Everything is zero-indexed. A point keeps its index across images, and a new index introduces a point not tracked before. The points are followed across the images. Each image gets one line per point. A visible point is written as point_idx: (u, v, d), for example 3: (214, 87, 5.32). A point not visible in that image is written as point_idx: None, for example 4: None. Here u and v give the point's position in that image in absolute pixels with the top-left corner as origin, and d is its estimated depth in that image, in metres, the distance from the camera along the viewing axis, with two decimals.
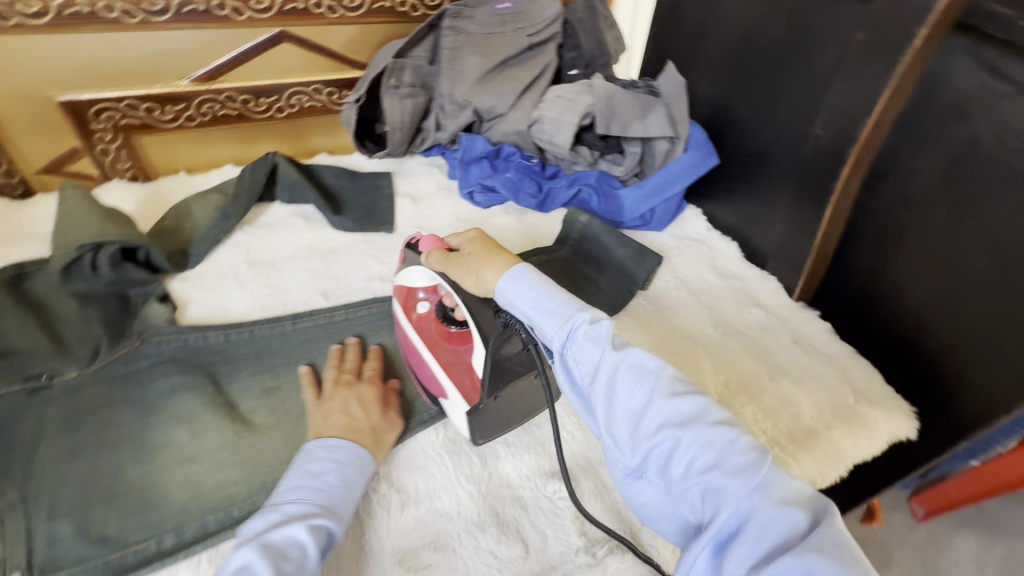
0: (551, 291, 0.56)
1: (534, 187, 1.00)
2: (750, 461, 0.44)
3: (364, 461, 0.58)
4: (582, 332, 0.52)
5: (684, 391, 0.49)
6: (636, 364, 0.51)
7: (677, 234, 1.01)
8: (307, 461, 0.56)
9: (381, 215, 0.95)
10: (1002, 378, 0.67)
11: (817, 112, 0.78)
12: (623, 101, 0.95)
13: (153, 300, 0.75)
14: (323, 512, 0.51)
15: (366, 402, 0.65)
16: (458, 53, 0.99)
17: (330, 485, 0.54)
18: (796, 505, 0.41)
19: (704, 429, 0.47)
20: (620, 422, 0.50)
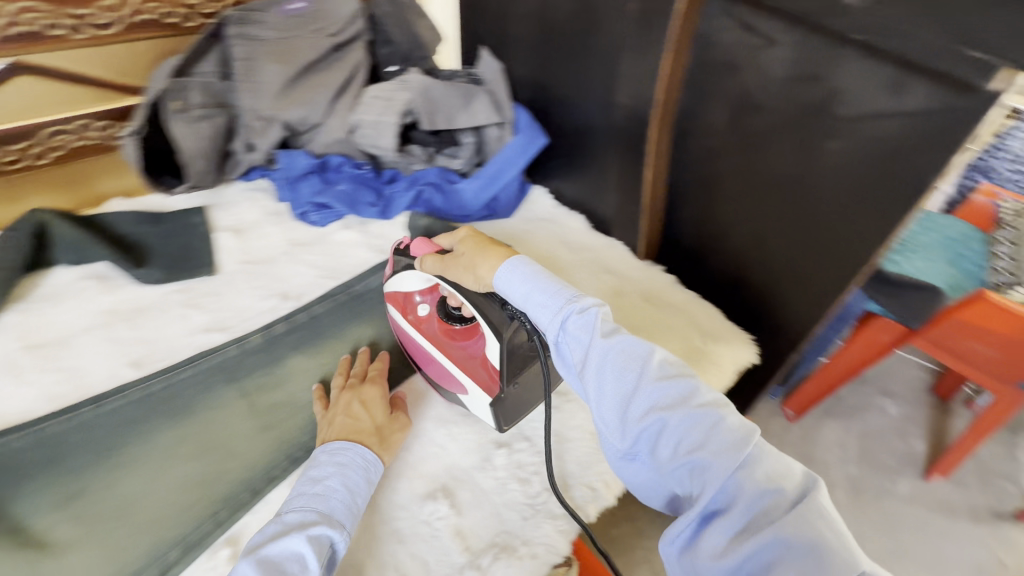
0: (543, 279, 0.56)
1: (372, 195, 0.95)
2: (737, 441, 0.45)
3: (368, 461, 0.56)
4: (575, 318, 0.53)
5: (673, 374, 0.50)
6: (625, 350, 0.51)
7: (526, 216, 1.02)
8: (316, 468, 0.54)
9: (198, 257, 0.84)
10: (816, 290, 0.75)
11: (618, 82, 0.82)
12: (442, 94, 0.93)
13: None
14: (324, 523, 0.49)
15: (370, 403, 0.63)
16: (253, 64, 0.89)
17: (332, 491, 0.52)
18: (781, 481, 0.43)
19: (693, 412, 0.47)
20: (609, 407, 0.50)
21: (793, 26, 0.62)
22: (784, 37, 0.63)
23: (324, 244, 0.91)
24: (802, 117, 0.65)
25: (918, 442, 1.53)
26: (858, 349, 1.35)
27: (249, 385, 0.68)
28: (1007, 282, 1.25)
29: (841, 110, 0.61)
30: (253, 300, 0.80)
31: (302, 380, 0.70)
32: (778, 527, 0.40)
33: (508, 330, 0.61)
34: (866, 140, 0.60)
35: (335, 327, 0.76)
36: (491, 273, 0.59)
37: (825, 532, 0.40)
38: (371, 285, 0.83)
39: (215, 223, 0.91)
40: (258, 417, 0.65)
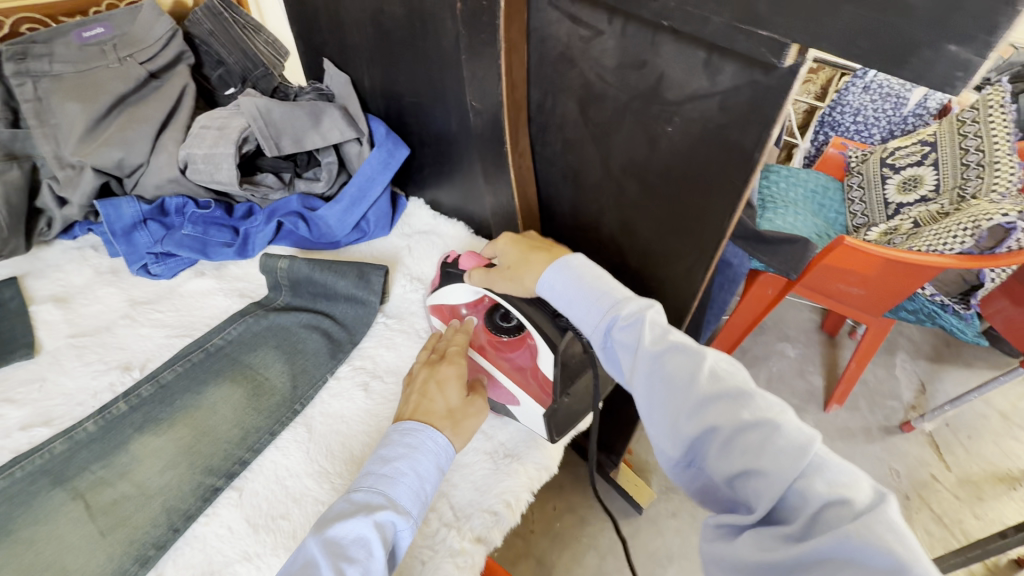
0: (591, 289, 0.61)
1: (225, 233, 0.85)
2: (793, 449, 0.44)
3: (440, 447, 0.56)
4: (623, 325, 0.57)
5: (726, 380, 0.50)
6: (671, 357, 0.53)
7: (404, 232, 0.98)
8: (390, 452, 0.56)
9: (10, 339, 0.71)
10: (685, 267, 0.78)
11: (467, 84, 0.79)
12: (285, 114, 0.85)
13: None
14: (394, 508, 0.51)
15: (446, 376, 0.63)
16: (47, 104, 0.78)
17: (404, 477, 0.53)
18: (845, 492, 0.41)
19: (746, 419, 0.47)
20: (660, 413, 0.52)
21: (612, 15, 0.61)
22: (607, 27, 0.63)
23: (174, 298, 0.80)
24: (639, 103, 0.66)
25: (813, 377, 1.67)
26: (752, 307, 1.45)
27: (84, 483, 0.58)
28: (863, 223, 1.42)
29: (669, 94, 0.62)
30: (84, 379, 0.68)
31: (152, 463, 0.61)
32: (841, 533, 0.38)
33: (563, 338, 0.63)
34: (696, 121, 0.61)
35: (190, 392, 0.68)
36: (535, 278, 0.64)
37: (897, 547, 0.37)
38: (230, 336, 0.75)
39: (30, 295, 0.77)
40: (98, 519, 0.56)
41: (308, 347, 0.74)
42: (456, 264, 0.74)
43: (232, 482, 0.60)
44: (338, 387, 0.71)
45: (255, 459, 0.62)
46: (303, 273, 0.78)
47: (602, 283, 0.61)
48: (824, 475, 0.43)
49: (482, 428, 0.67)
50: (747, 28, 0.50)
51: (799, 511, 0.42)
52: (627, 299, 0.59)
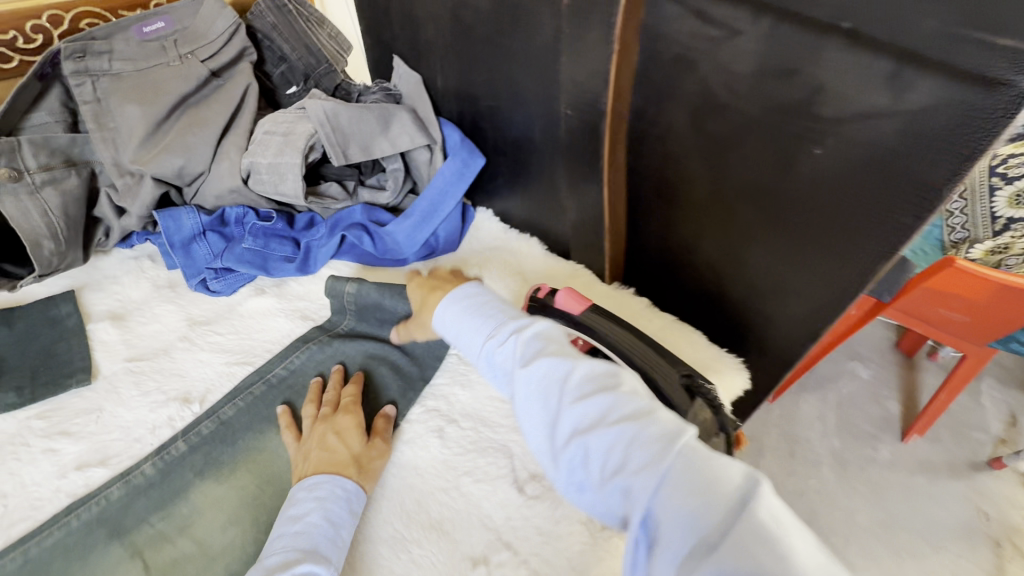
0: (474, 315, 0.57)
1: (287, 246, 0.78)
2: (656, 454, 0.42)
3: (350, 492, 0.54)
4: (498, 345, 0.53)
5: (591, 391, 0.47)
6: (541, 374, 0.49)
7: (474, 248, 0.89)
8: (299, 506, 0.53)
9: (68, 362, 0.67)
10: (808, 307, 0.65)
11: (559, 90, 0.69)
12: (353, 118, 0.77)
13: None
14: (310, 558, 0.48)
15: (342, 426, 0.60)
16: (107, 106, 0.73)
17: (317, 525, 0.51)
18: (708, 493, 0.39)
19: (612, 430, 0.44)
20: (540, 437, 0.48)
21: (758, 13, 0.50)
22: (748, 26, 0.52)
23: (233, 318, 0.74)
24: (778, 119, 0.54)
25: (889, 406, 1.25)
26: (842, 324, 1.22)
27: (142, 537, 0.54)
28: (962, 240, 0.99)
29: (824, 110, 0.50)
30: (143, 411, 0.63)
31: (213, 516, 0.56)
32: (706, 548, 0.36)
33: (694, 406, 0.51)
34: (860, 143, 0.50)
35: (251, 432, 0.62)
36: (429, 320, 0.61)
37: (765, 557, 0.33)
38: (293, 366, 0.68)
39: (88, 311, 0.73)
40: None
41: (376, 382, 0.67)
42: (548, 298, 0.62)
43: None
44: (411, 432, 0.63)
45: None
46: (375, 295, 0.71)
47: (479, 309, 0.57)
48: (688, 475, 0.40)
49: None
50: (971, 34, 0.41)
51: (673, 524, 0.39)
52: (501, 320, 0.55)
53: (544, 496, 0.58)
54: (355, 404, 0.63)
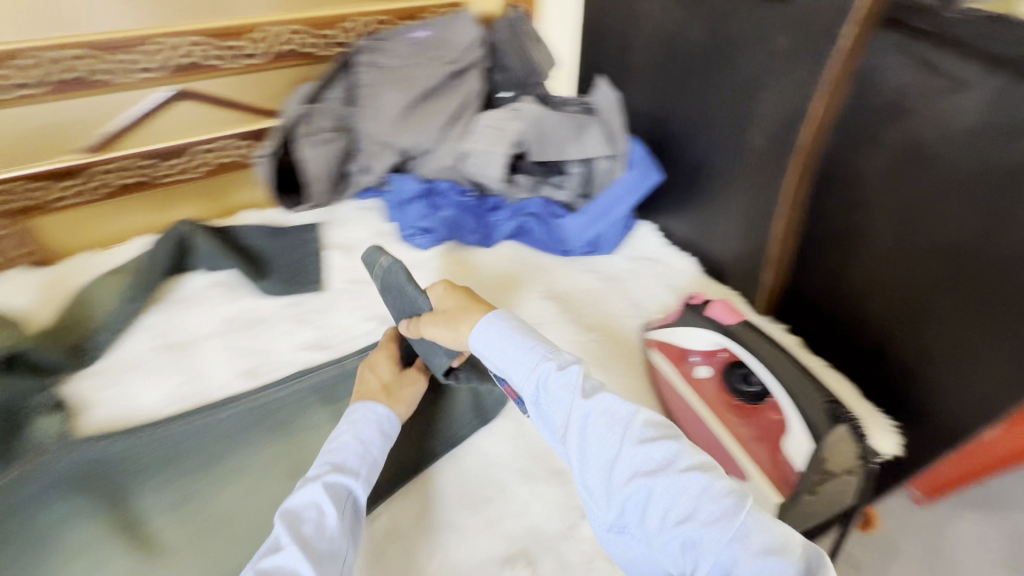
0: (526, 338, 0.54)
1: (475, 222, 0.96)
2: (727, 510, 0.41)
3: (380, 415, 0.60)
4: (558, 376, 0.50)
5: (657, 436, 0.46)
6: (605, 410, 0.48)
7: (630, 254, 0.96)
8: (336, 428, 0.59)
9: (311, 273, 0.88)
10: (992, 386, 0.60)
11: (753, 120, 0.75)
12: (555, 124, 0.91)
13: (44, 412, 0.65)
14: (340, 473, 0.54)
15: (380, 367, 0.67)
16: (377, 90, 0.93)
17: (349, 446, 0.56)
18: (777, 555, 0.39)
19: (681, 478, 0.44)
20: (593, 473, 0.47)
21: (993, 68, 0.52)
22: (979, 80, 0.53)
23: (424, 269, 0.91)
24: (997, 178, 0.54)
25: None
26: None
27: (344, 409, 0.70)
28: None
29: None
30: (355, 321, 0.82)
31: None
32: None
33: (834, 430, 0.53)
34: None
35: None
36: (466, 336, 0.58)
37: None
38: None
39: (328, 240, 0.95)
40: None
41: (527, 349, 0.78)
42: (702, 307, 0.69)
43: (449, 452, 0.67)
44: None
45: (472, 437, 0.68)
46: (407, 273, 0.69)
47: (533, 333, 0.54)
48: (755, 539, 0.40)
49: None
50: None
51: None
52: (559, 349, 0.53)
53: None
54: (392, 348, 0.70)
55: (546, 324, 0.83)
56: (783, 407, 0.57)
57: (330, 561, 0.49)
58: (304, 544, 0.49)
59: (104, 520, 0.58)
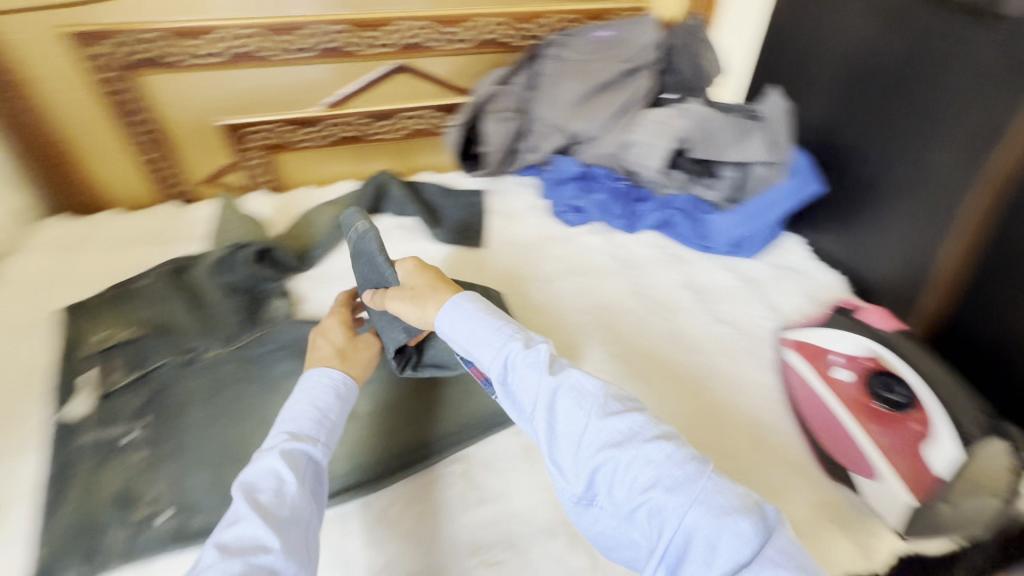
0: (493, 319, 0.56)
1: (622, 209, 1.03)
2: (690, 475, 0.44)
3: (336, 380, 0.61)
4: (525, 355, 0.52)
5: (621, 409, 0.49)
6: (572, 386, 0.50)
7: (772, 261, 0.98)
8: (289, 400, 0.59)
9: (475, 230, 1.01)
10: None
11: (940, 136, 0.76)
12: (719, 126, 0.95)
13: (278, 296, 0.84)
14: (298, 438, 0.53)
15: (331, 332, 0.69)
16: (557, 79, 1.04)
17: (306, 414, 0.56)
18: (735, 515, 0.41)
19: (645, 446, 0.46)
20: (563, 448, 0.49)
21: None
22: None
23: (572, 243, 1.01)
24: None
25: None
26: None
27: None
28: None
29: None
30: (509, 276, 0.93)
31: None
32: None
33: (987, 439, 0.58)
34: None
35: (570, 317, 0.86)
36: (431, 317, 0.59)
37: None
38: None
39: (491, 205, 1.08)
40: None
41: (660, 329, 0.84)
42: (857, 315, 0.75)
43: None
44: (675, 368, 0.78)
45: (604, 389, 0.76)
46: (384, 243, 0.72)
47: (500, 315, 0.56)
48: (714, 505, 0.42)
49: (812, 478, 0.66)
50: None
51: (694, 548, 0.41)
52: (526, 330, 0.55)
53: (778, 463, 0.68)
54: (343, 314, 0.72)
55: (680, 309, 0.88)
56: (935, 417, 0.62)
57: (293, 524, 0.47)
58: (264, 512, 0.46)
59: None
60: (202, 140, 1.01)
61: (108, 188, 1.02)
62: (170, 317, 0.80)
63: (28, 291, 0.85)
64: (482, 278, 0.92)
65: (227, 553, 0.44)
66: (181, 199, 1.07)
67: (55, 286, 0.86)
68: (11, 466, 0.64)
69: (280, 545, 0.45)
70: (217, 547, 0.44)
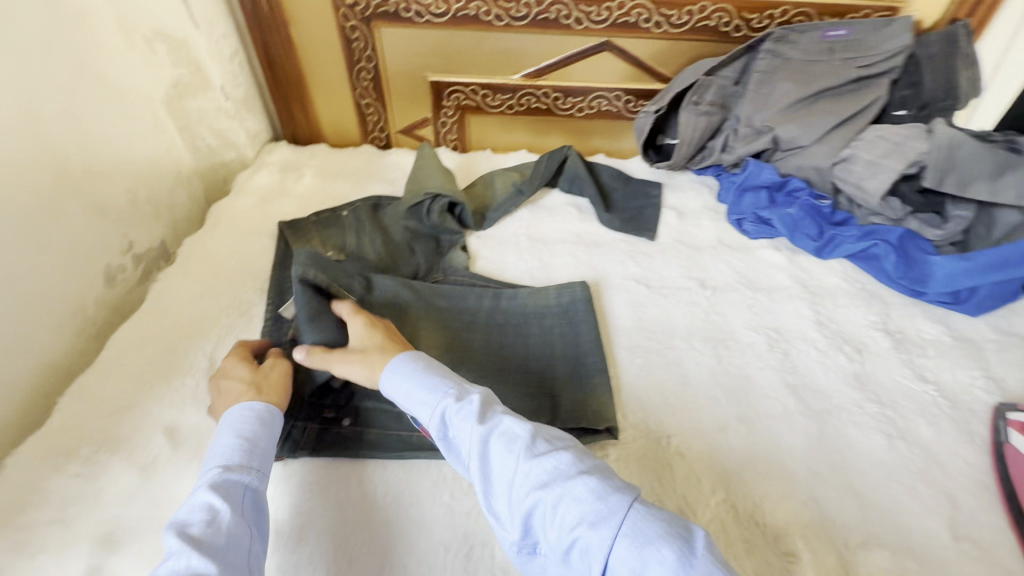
0: (432, 374, 0.57)
1: (816, 229, 0.92)
2: (611, 507, 0.45)
3: (260, 411, 0.59)
4: (458, 408, 0.53)
5: (546, 450, 0.49)
6: (501, 431, 0.51)
7: (999, 326, 0.82)
8: (213, 435, 0.58)
9: (648, 222, 0.97)
10: None
11: None
12: (971, 155, 0.81)
13: (457, 248, 0.90)
14: (230, 469, 0.53)
15: (234, 369, 0.66)
16: (770, 78, 0.95)
17: (233, 444, 0.55)
18: (660, 541, 0.42)
19: (570, 483, 0.47)
20: (498, 497, 0.49)
21: None
22: None
23: (750, 255, 0.93)
24: None
25: None
26: None
27: (659, 341, 0.78)
28: None
29: None
30: (676, 275, 0.89)
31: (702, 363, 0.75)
32: None
33: None
34: None
35: (741, 332, 0.80)
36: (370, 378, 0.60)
37: None
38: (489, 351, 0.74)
39: (665, 199, 1.02)
40: (654, 371, 0.74)
41: (843, 368, 0.76)
42: None
43: (745, 419, 0.69)
44: (860, 417, 0.70)
45: (772, 418, 0.69)
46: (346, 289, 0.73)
47: (435, 367, 0.58)
48: (640, 531, 0.43)
49: None
50: None
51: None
52: (459, 380, 0.57)
53: (974, 558, 0.58)
54: (245, 350, 0.68)
55: (871, 353, 0.78)
56: None
57: (230, 550, 0.47)
58: (199, 542, 0.46)
59: (481, 337, 0.77)
60: (408, 94, 1.10)
61: (325, 127, 1.17)
62: (361, 249, 0.88)
63: (256, 201, 0.99)
64: (559, 272, 0.88)
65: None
66: (379, 144, 1.19)
67: (276, 202, 0.99)
68: (235, 344, 0.75)
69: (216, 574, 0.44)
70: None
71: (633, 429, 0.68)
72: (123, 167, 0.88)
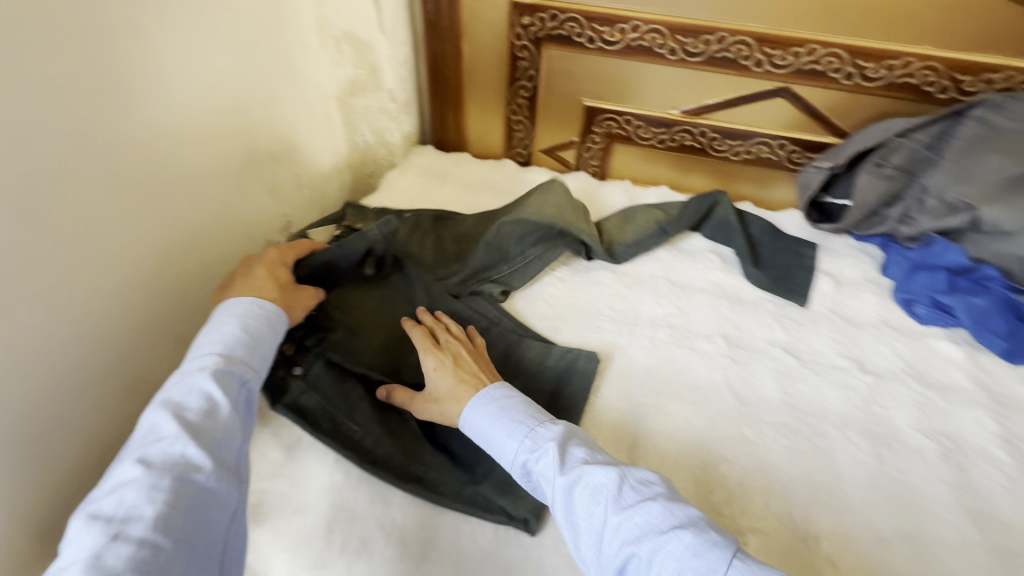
0: (508, 418, 0.58)
1: (1006, 327, 0.80)
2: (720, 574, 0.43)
3: (266, 312, 0.61)
4: (536, 455, 0.54)
5: (636, 500, 0.48)
6: (584, 480, 0.51)
7: None
8: (212, 323, 0.59)
9: (799, 285, 0.90)
10: None
11: None
12: None
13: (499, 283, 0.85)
14: (230, 362, 0.54)
15: (270, 265, 0.69)
16: (974, 148, 0.84)
17: (234, 336, 0.57)
18: None
19: (663, 539, 0.45)
20: (585, 547, 0.49)
21: None
22: None
23: (920, 342, 0.82)
24: None
25: None
26: None
27: (809, 423, 0.71)
28: None
29: None
30: (830, 351, 0.81)
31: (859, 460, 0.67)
32: None
33: None
34: None
35: (905, 431, 0.71)
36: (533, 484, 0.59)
37: None
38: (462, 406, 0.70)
39: (820, 263, 0.94)
40: (802, 455, 0.67)
41: None
42: None
43: (909, 535, 0.61)
44: None
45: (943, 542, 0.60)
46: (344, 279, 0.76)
47: (512, 412, 0.59)
48: None
49: None
50: None
51: None
52: (538, 424, 0.57)
53: None
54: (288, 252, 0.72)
55: None
56: None
57: (223, 447, 0.50)
58: (193, 432, 0.48)
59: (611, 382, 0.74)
60: (558, 115, 1.10)
61: (470, 136, 1.20)
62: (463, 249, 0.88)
63: (402, 201, 1.03)
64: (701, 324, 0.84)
65: (151, 470, 0.45)
66: (519, 160, 1.20)
67: (421, 204, 1.03)
68: None
69: (208, 468, 0.47)
70: (141, 463, 0.46)
71: (776, 517, 0.62)
72: (297, 154, 0.96)
